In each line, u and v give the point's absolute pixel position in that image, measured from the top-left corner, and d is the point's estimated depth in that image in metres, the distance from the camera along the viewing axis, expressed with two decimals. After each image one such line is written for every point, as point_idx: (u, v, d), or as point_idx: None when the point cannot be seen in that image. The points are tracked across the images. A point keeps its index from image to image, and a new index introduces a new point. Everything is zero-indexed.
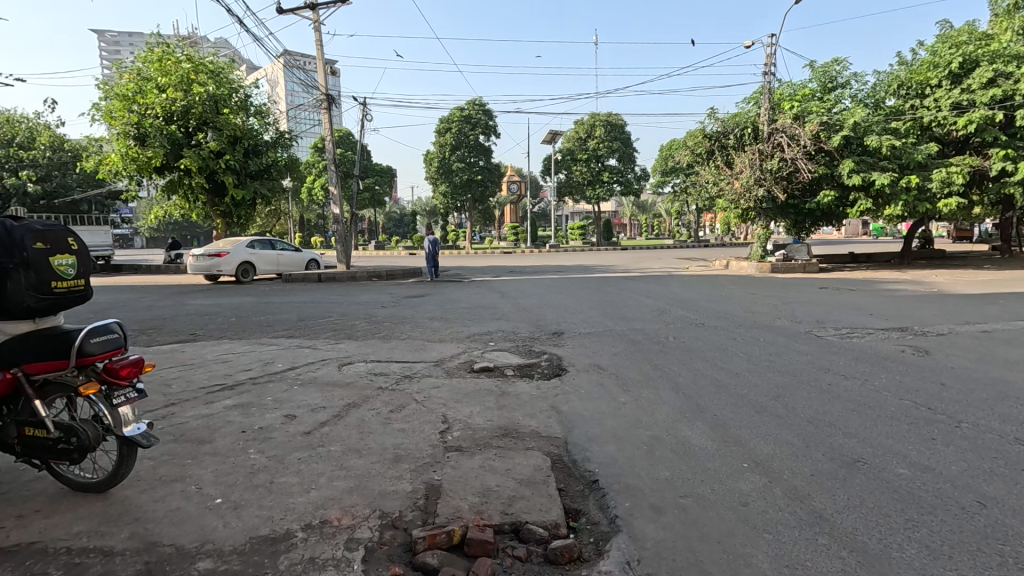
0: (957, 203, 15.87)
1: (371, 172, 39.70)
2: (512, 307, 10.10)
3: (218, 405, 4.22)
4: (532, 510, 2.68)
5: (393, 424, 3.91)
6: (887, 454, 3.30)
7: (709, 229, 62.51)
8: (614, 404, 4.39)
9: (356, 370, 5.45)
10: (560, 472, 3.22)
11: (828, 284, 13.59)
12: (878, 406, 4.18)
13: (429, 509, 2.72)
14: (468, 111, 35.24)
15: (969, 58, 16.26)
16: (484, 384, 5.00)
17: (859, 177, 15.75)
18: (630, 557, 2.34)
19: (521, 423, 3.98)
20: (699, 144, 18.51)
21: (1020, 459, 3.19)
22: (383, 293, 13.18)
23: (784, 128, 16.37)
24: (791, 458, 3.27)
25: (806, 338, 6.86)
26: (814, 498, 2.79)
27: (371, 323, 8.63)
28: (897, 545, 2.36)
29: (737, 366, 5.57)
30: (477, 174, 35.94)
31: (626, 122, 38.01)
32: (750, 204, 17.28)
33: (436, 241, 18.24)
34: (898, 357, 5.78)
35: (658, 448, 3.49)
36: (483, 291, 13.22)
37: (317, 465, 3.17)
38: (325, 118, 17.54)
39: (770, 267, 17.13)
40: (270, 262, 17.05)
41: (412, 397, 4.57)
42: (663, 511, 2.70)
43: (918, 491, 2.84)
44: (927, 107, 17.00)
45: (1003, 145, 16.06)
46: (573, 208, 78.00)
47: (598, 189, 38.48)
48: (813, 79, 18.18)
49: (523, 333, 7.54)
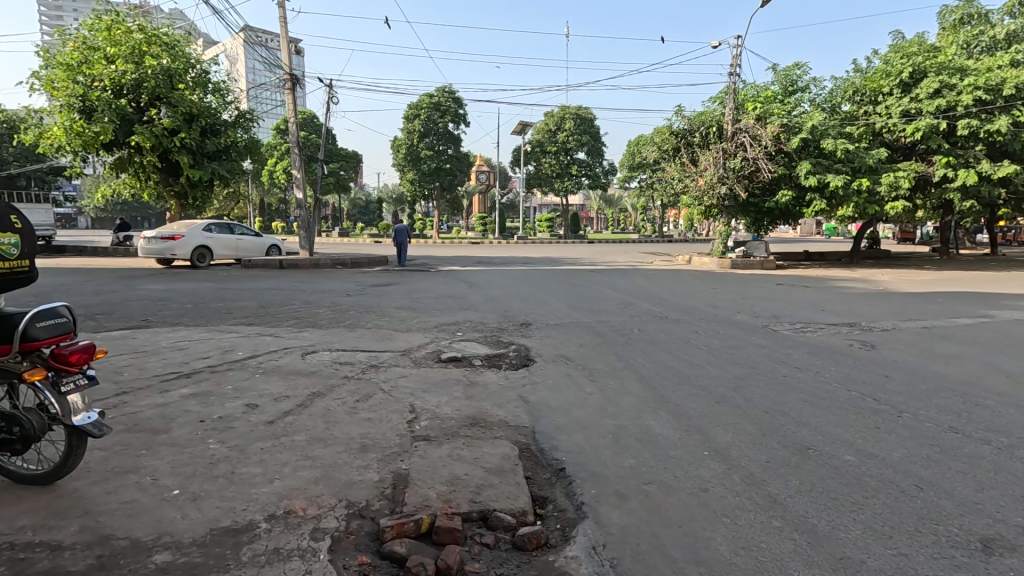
0: (903, 206, 16.78)
1: (336, 157, 38.63)
2: (481, 298, 10.09)
3: (173, 394, 4.06)
4: (500, 498, 2.70)
5: (359, 413, 3.85)
6: (836, 442, 3.49)
7: (673, 225, 63.98)
8: (581, 394, 4.46)
9: (320, 359, 5.34)
10: (528, 461, 3.26)
11: (785, 280, 14.17)
12: (829, 396, 4.41)
13: (396, 498, 2.70)
14: (438, 98, 34.70)
15: (918, 69, 17.18)
16: (451, 374, 5.00)
17: (815, 178, 16.41)
18: (596, 542, 2.40)
19: (489, 413, 4.00)
20: (666, 140, 18.85)
21: (953, 445, 3.43)
22: (348, 281, 12.91)
23: (747, 129, 16.87)
24: (748, 446, 3.41)
25: (764, 332, 7.14)
26: (769, 483, 2.93)
27: (335, 311, 8.44)
28: (843, 526, 2.51)
29: (699, 358, 5.75)
30: (446, 162, 35.53)
31: (594, 116, 38.26)
32: (712, 201, 17.75)
33: (403, 229, 18.00)
34: (846, 351, 6.09)
35: (623, 436, 3.58)
36: (449, 281, 13.14)
37: (281, 455, 3.10)
38: (289, 99, 16.91)
39: (730, 263, 17.70)
40: (228, 246, 16.39)
41: (379, 386, 4.52)
42: (628, 497, 2.78)
43: (864, 476, 3.02)
44: (879, 113, 17.77)
45: (945, 152, 16.98)
46: (540, 199, 78.30)
47: (566, 182, 38.70)
48: (775, 82, 18.83)
49: (491, 324, 7.56)
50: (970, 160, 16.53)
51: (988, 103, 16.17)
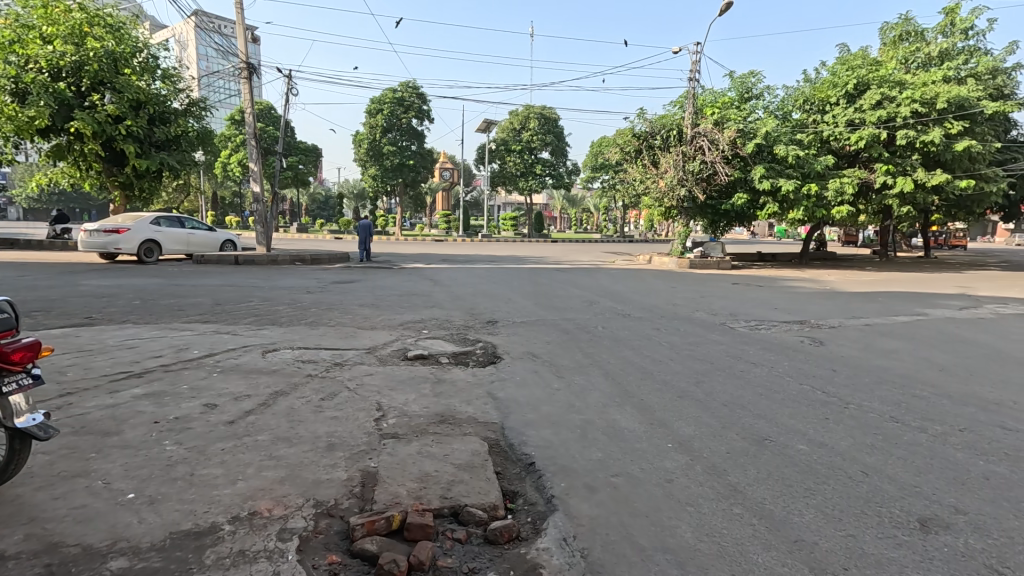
0: (847, 210, 17.81)
1: (295, 150, 37.42)
2: (446, 296, 10.04)
3: (124, 394, 3.85)
4: (472, 494, 2.71)
5: (324, 412, 3.78)
6: (789, 432, 3.67)
7: (633, 225, 65.41)
8: (548, 390, 4.52)
9: (282, 357, 5.18)
10: (498, 456, 3.27)
11: (740, 280, 14.69)
12: (782, 390, 4.63)
13: (366, 496, 2.67)
14: (401, 93, 34.27)
15: (861, 81, 18.28)
16: (419, 371, 4.95)
17: (768, 183, 17.16)
18: (566, 534, 2.45)
19: (458, 410, 3.99)
20: (628, 142, 19.24)
21: (894, 434, 3.68)
22: (308, 278, 12.58)
23: (705, 133, 17.39)
24: (709, 438, 3.55)
25: (721, 329, 7.42)
26: (730, 473, 3.05)
27: (295, 309, 8.20)
28: (797, 511, 2.65)
29: (661, 354, 5.90)
30: (409, 158, 35.07)
31: (558, 116, 38.60)
32: (672, 203, 18.29)
33: (367, 225, 17.72)
34: (798, 347, 6.41)
35: (591, 431, 3.64)
36: (413, 278, 12.99)
37: (244, 455, 3.00)
38: (245, 89, 16.27)
39: (688, 263, 18.29)
40: (178, 241, 15.64)
41: (344, 385, 4.44)
42: (597, 490, 2.84)
43: (815, 463, 3.20)
44: (827, 122, 18.84)
45: (885, 160, 18.07)
46: (504, 197, 78.74)
47: (531, 181, 38.88)
48: (732, 89, 19.54)
49: (458, 321, 7.54)
50: (907, 168, 17.63)
51: (923, 115, 17.29)
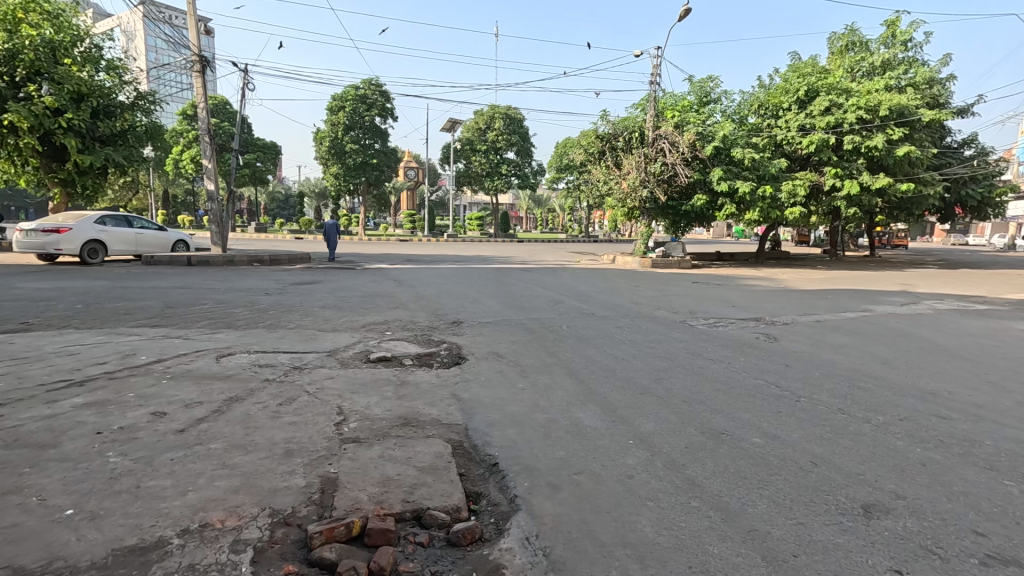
0: (800, 211, 18.64)
1: (253, 147, 36.17)
2: (411, 296, 9.93)
3: (63, 405, 3.63)
4: (434, 496, 2.69)
5: (282, 417, 3.67)
6: (744, 426, 3.80)
7: (598, 225, 66.31)
8: (513, 390, 4.53)
9: (238, 361, 5.00)
10: (461, 458, 3.26)
11: (700, 279, 15.10)
12: (739, 385, 4.79)
13: (325, 503, 2.61)
14: (363, 90, 33.68)
15: (811, 88, 19.23)
16: (381, 374, 4.87)
17: (726, 184, 17.75)
18: (529, 533, 2.46)
19: (422, 412, 3.95)
20: (592, 144, 19.53)
21: (841, 425, 3.86)
22: (267, 279, 12.18)
23: (666, 135, 17.77)
24: (669, 434, 3.63)
25: (682, 327, 7.62)
26: (689, 467, 3.14)
27: (253, 311, 7.93)
28: (751, 502, 2.74)
29: (623, 352, 6.02)
30: (373, 157, 34.50)
31: (523, 116, 38.70)
32: (635, 203, 18.65)
33: (333, 224, 17.43)
34: (754, 343, 6.65)
35: (554, 429, 3.67)
36: (377, 279, 12.78)
37: (195, 464, 2.88)
38: (198, 82, 15.63)
39: (651, 262, 18.70)
40: (125, 241, 14.87)
41: (304, 389, 4.33)
42: (560, 488, 2.87)
43: (768, 455, 3.33)
44: (780, 126, 19.68)
45: (834, 164, 18.96)
46: (471, 197, 78.74)
47: (496, 181, 38.89)
48: (691, 93, 20.11)
49: (422, 322, 7.46)
50: (854, 172, 18.54)
51: (868, 122, 18.23)
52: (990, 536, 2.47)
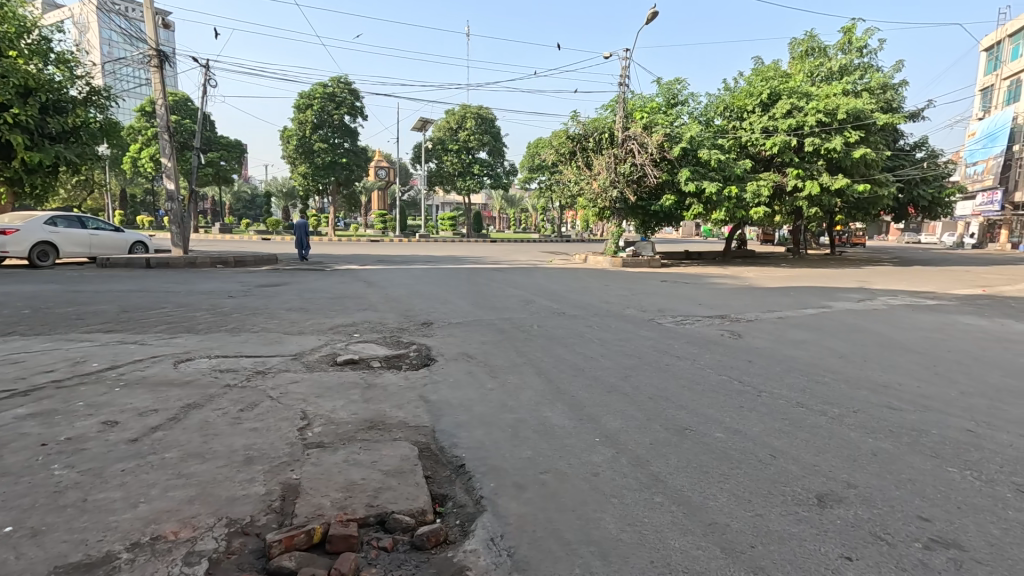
0: (764, 211, 19.22)
1: (216, 145, 35.06)
2: (381, 297, 9.82)
3: (5, 416, 3.45)
4: (399, 500, 2.66)
5: (242, 423, 3.57)
6: (708, 421, 3.89)
7: (570, 225, 66.82)
8: (482, 391, 4.52)
9: (197, 367, 4.84)
10: (428, 460, 3.23)
11: (669, 278, 15.36)
12: (703, 381, 4.90)
13: (286, 510, 2.55)
14: (332, 88, 33.05)
15: (774, 91, 19.85)
16: (348, 377, 4.78)
17: (694, 185, 18.16)
18: (494, 534, 2.45)
19: (388, 415, 3.90)
20: (563, 144, 19.67)
21: (799, 418, 4.00)
22: (231, 281, 11.83)
23: (635, 136, 18.02)
24: (635, 430, 3.68)
25: (650, 325, 7.75)
26: (652, 463, 3.19)
27: (215, 315, 7.69)
28: (713, 496, 2.81)
29: (592, 351, 6.08)
30: (342, 156, 33.89)
31: (495, 116, 38.67)
32: (605, 203, 18.86)
33: (304, 223, 17.17)
34: (718, 340, 6.81)
35: (522, 429, 3.68)
36: (346, 280, 12.57)
37: (148, 475, 2.77)
38: (157, 78, 15.06)
39: (621, 262, 18.95)
40: (78, 242, 14.23)
41: (267, 393, 4.22)
42: (526, 487, 2.87)
43: (729, 449, 3.41)
44: (744, 128, 20.25)
45: (795, 165, 19.60)
46: (443, 197, 78.45)
47: (468, 181, 38.79)
48: (659, 94, 20.46)
49: (391, 323, 7.38)
50: (814, 173, 19.21)
51: (827, 125, 18.90)
52: (934, 521, 2.58)
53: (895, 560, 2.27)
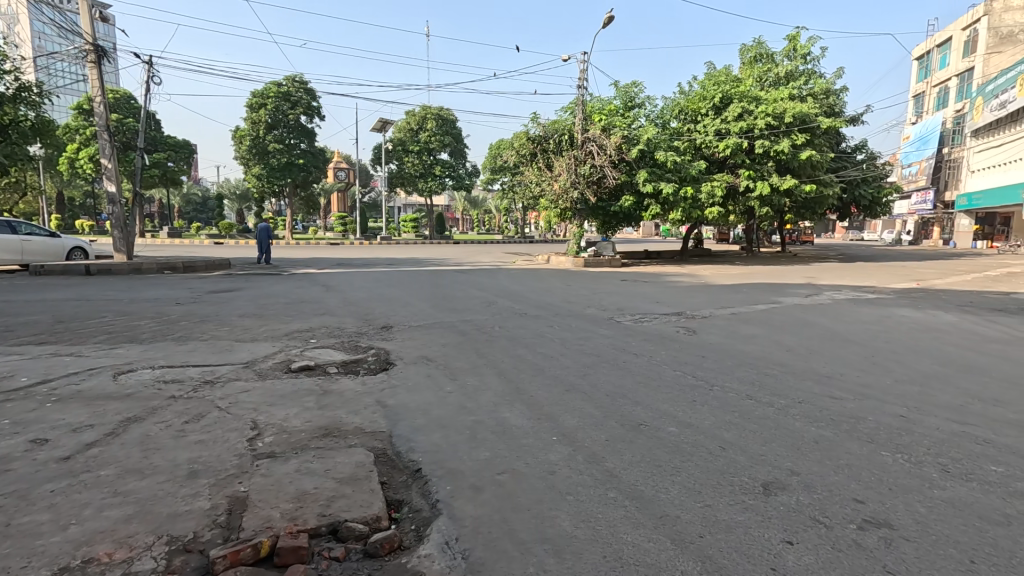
0: (718, 211, 19.90)
1: (162, 145, 33.47)
2: (339, 301, 9.61)
3: None
4: (352, 508, 2.60)
5: (188, 436, 3.42)
6: (662, 416, 3.99)
7: (534, 226, 67.30)
8: (441, 394, 4.48)
9: (139, 379, 4.59)
10: (384, 465, 3.19)
11: (630, 277, 15.70)
12: (659, 377, 5.04)
13: (232, 524, 2.45)
14: (286, 87, 32.09)
15: (726, 95, 20.60)
16: (303, 384, 4.65)
17: (651, 186, 18.64)
18: (448, 537, 2.44)
19: (344, 421, 3.82)
20: (524, 146, 19.79)
21: (748, 410, 4.15)
22: (180, 287, 11.32)
23: (594, 138, 18.33)
24: (591, 428, 3.74)
25: (609, 323, 7.90)
26: (607, 459, 3.25)
27: (161, 323, 7.34)
28: (665, 489, 2.88)
29: (552, 350, 6.15)
30: (298, 157, 32.93)
31: (456, 117, 38.51)
32: (567, 204, 19.09)
33: (266, 228, 16.80)
34: (674, 336, 7.01)
35: (480, 430, 3.68)
36: (304, 284, 12.24)
37: (80, 494, 2.62)
38: (94, 74, 14.29)
39: (583, 262, 19.21)
40: (9, 248, 13.35)
41: (215, 404, 4.06)
42: (482, 489, 2.87)
43: (682, 443, 3.51)
44: (699, 131, 20.91)
45: (747, 166, 20.36)
46: (405, 198, 77.52)
47: (429, 183, 38.47)
48: (617, 97, 20.87)
49: (350, 328, 7.23)
50: (764, 174, 20.02)
51: (775, 128, 19.73)
52: (868, 502, 2.74)
53: (832, 542, 2.39)
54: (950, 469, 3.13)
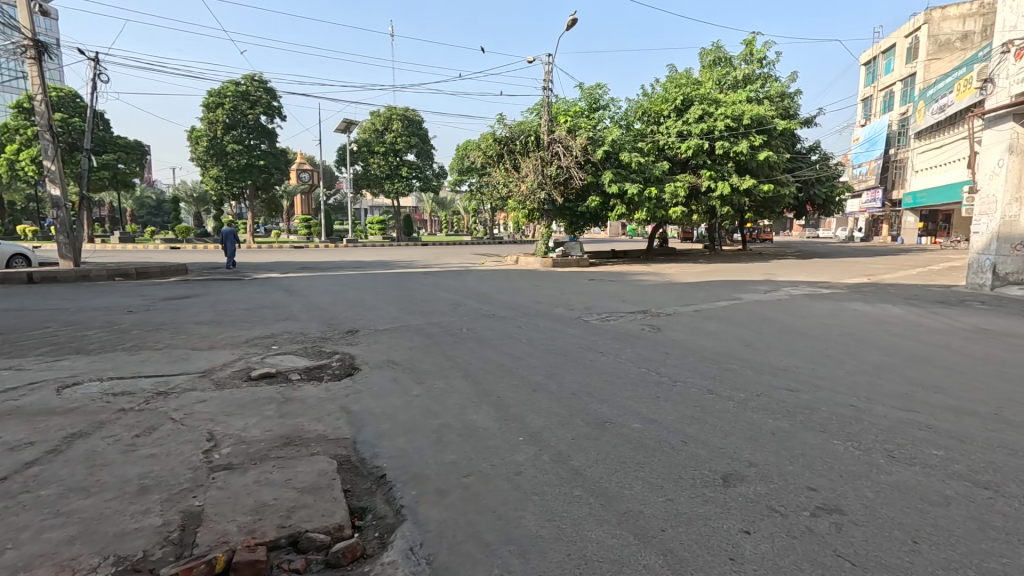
0: (681, 210, 20.36)
1: (112, 146, 31.94)
2: (303, 306, 9.38)
3: None
4: (313, 517, 2.54)
5: (140, 450, 3.27)
6: (627, 413, 4.06)
7: (502, 227, 67.36)
8: (406, 398, 4.42)
9: (85, 392, 4.36)
10: (347, 472, 3.13)
11: (598, 276, 15.94)
12: (625, 374, 5.12)
13: (185, 539, 2.36)
14: (245, 86, 31.11)
15: (687, 98, 21.14)
16: (263, 392, 4.51)
17: (617, 186, 18.93)
18: (413, 543, 2.41)
19: (306, 429, 3.73)
20: (490, 147, 19.81)
21: (709, 404, 4.25)
22: (132, 295, 10.81)
23: (560, 139, 18.48)
24: (557, 427, 3.76)
25: (577, 322, 7.98)
26: (573, 457, 3.28)
27: (110, 332, 7.00)
28: (628, 485, 2.93)
29: (520, 350, 6.16)
30: (258, 158, 31.99)
31: (422, 118, 38.23)
32: (534, 205, 19.19)
33: (232, 232, 16.67)
34: (640, 334, 7.14)
35: (446, 433, 3.65)
36: (266, 289, 11.88)
37: (16, 518, 2.47)
38: (34, 71, 13.51)
39: (551, 262, 19.33)
40: None
41: (169, 415, 3.90)
42: (448, 492, 2.85)
43: (645, 438, 3.57)
44: (662, 132, 21.38)
45: (708, 167, 20.91)
46: (372, 200, 76.50)
47: (396, 184, 38.02)
48: (582, 99, 21.08)
49: (313, 333, 7.07)
50: (725, 174, 20.61)
51: (734, 129, 20.35)
52: (820, 490, 2.85)
53: (787, 529, 2.48)
54: (895, 454, 3.30)
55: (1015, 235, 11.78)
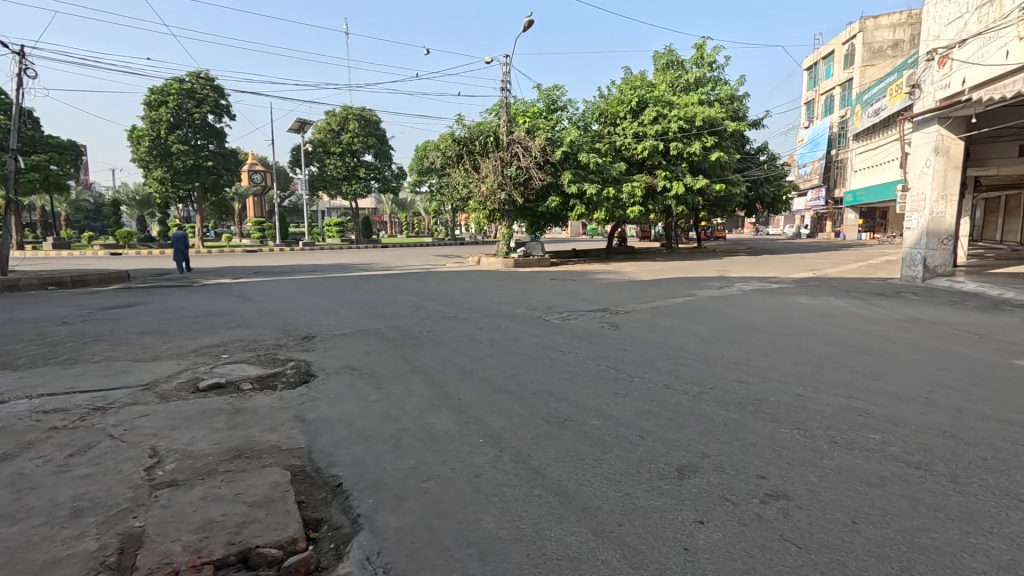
0: (638, 210, 20.81)
1: (43, 146, 29.87)
2: (256, 313, 9.04)
3: None
4: (265, 532, 2.44)
5: (74, 470, 3.07)
6: (586, 410, 4.10)
7: (464, 228, 67.07)
8: (364, 404, 4.33)
9: (11, 411, 4.05)
10: (302, 483, 3.03)
11: (559, 275, 16.06)
12: (584, 372, 5.19)
13: (124, 564, 2.22)
14: (190, 84, 29.77)
15: (642, 100, 21.61)
16: (212, 404, 4.32)
17: (576, 186, 19.16)
18: (370, 553, 2.36)
19: (257, 440, 3.59)
20: (449, 147, 19.65)
21: (665, 399, 4.36)
22: (67, 305, 10.13)
23: (519, 140, 18.56)
24: (518, 427, 3.77)
25: (537, 322, 8.03)
26: (532, 457, 3.29)
27: (41, 345, 6.52)
28: (587, 482, 2.96)
29: (481, 351, 6.15)
30: (206, 159, 30.62)
31: (379, 118, 37.58)
32: (495, 205, 19.19)
33: (184, 236, 15.78)
34: (599, 332, 7.26)
35: (405, 438, 3.59)
36: (216, 296, 11.38)
37: None
38: None
39: (513, 262, 19.38)
40: None
41: (107, 432, 3.67)
42: (406, 498, 2.81)
43: (603, 435, 3.63)
44: (619, 133, 21.79)
45: (664, 167, 21.45)
46: (329, 203, 74.54)
47: (354, 185, 37.25)
48: (540, 100, 21.18)
49: (267, 340, 6.83)
50: (679, 174, 21.22)
51: (687, 131, 20.97)
52: (769, 477, 2.97)
53: (737, 517, 2.57)
54: (837, 440, 3.47)
55: (942, 231, 12.65)
